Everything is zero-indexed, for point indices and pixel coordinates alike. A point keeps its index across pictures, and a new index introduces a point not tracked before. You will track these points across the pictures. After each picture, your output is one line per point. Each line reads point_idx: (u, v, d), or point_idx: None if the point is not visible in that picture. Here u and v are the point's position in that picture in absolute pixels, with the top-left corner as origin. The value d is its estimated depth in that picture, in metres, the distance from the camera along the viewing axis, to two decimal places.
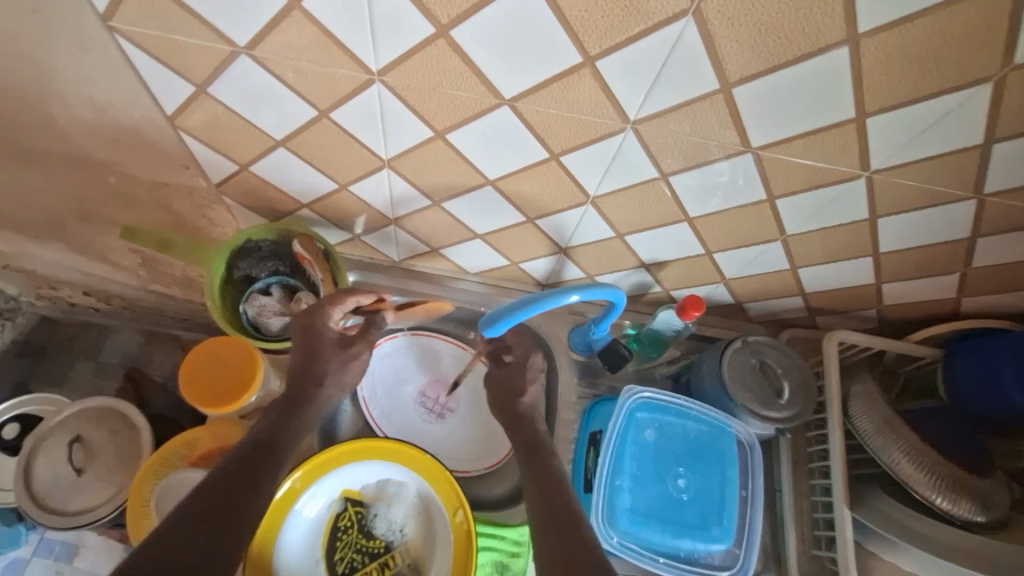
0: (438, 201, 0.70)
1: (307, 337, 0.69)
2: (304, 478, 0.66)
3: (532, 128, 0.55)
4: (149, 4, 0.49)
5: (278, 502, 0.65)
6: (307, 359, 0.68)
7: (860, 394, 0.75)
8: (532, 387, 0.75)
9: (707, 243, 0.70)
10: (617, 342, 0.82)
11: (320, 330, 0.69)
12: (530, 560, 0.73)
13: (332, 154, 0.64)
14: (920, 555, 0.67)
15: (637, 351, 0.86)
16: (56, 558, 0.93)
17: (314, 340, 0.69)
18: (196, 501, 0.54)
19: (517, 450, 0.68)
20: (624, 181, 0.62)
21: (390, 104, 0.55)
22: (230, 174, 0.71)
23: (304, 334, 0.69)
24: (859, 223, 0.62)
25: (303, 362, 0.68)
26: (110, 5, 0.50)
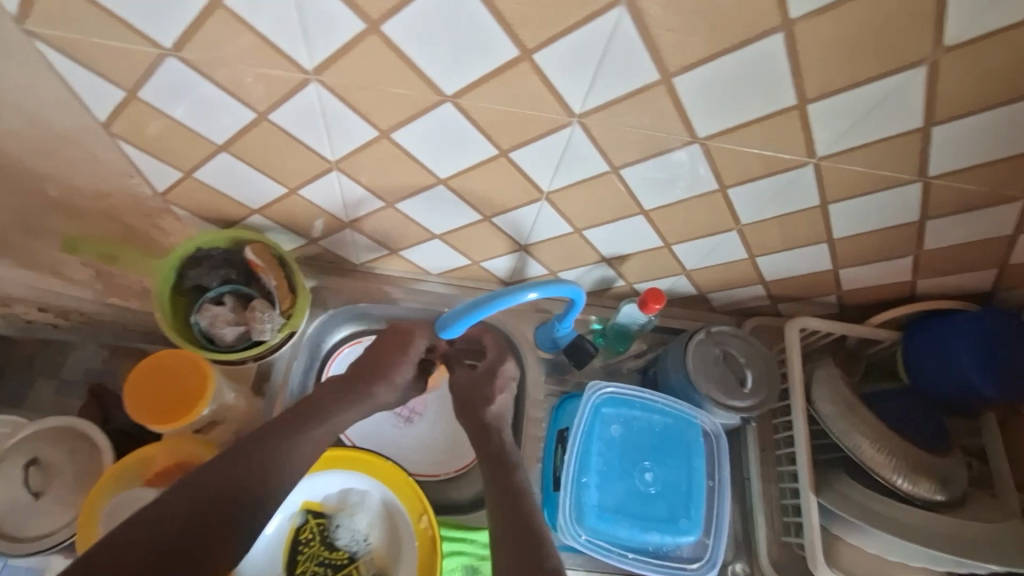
0: (392, 201, 0.68)
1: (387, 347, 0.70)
2: None
3: (478, 125, 0.55)
4: (66, 6, 0.47)
5: None
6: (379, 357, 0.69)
7: (822, 378, 0.75)
8: (501, 395, 0.73)
9: (665, 235, 0.70)
10: (583, 337, 0.81)
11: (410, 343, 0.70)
12: None
13: (278, 157, 0.62)
14: (885, 539, 0.68)
15: (603, 345, 0.86)
16: None
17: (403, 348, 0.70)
18: (173, 507, 0.52)
19: (481, 461, 0.67)
20: (577, 176, 0.61)
21: (330, 104, 0.54)
22: (175, 181, 0.69)
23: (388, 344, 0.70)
24: (811, 211, 0.63)
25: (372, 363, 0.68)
26: (23, 7, 0.47)
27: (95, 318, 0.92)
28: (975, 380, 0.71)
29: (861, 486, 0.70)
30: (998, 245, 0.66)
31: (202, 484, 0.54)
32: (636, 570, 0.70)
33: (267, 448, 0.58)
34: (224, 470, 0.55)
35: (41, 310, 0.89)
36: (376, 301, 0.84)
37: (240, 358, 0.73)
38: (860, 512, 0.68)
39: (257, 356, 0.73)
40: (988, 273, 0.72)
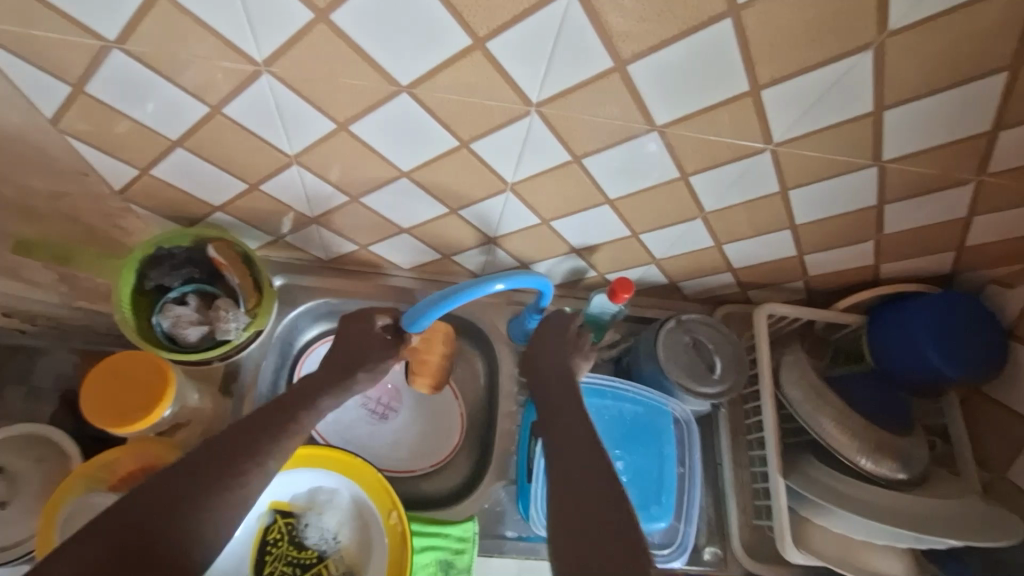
0: (356, 196, 0.68)
1: (356, 338, 0.68)
2: None
3: (436, 115, 0.54)
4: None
5: None
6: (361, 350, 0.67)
7: (791, 363, 0.76)
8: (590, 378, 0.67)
9: (631, 224, 0.70)
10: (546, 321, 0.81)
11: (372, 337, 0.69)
12: (475, 556, 0.71)
13: (235, 152, 0.61)
14: (850, 519, 0.69)
15: None
16: None
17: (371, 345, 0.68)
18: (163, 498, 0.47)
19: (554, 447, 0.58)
20: (541, 166, 0.61)
21: (285, 96, 0.53)
22: (132, 179, 0.67)
23: (357, 342, 0.68)
24: (773, 197, 0.63)
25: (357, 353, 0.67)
26: None
27: (63, 323, 0.88)
28: (936, 361, 0.73)
29: (825, 468, 0.71)
30: (952, 227, 0.67)
31: (158, 495, 0.47)
32: None
33: (200, 472, 0.49)
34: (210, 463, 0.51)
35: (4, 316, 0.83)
36: (347, 298, 0.84)
37: (206, 359, 0.72)
38: (824, 492, 0.69)
39: (223, 356, 0.72)
40: (945, 255, 0.73)
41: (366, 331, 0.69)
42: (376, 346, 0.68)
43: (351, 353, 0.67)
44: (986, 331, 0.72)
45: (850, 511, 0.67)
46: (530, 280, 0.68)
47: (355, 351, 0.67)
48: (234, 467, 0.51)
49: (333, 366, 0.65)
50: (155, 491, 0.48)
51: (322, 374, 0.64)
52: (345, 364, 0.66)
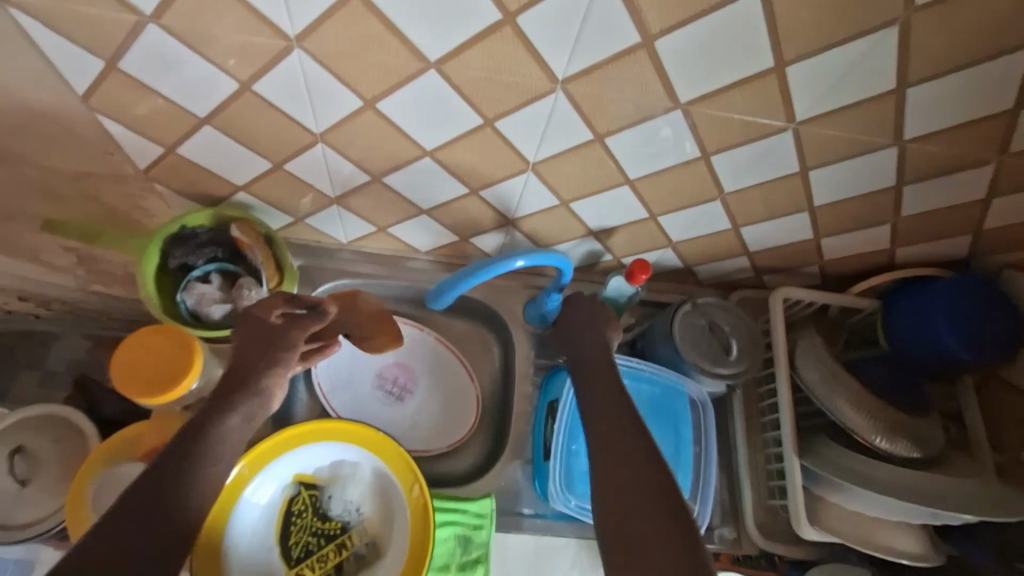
0: (378, 175, 0.68)
1: (253, 339, 0.63)
2: (253, 465, 0.64)
3: (462, 92, 0.55)
4: None
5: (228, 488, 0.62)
6: (263, 340, 0.63)
7: (806, 347, 0.77)
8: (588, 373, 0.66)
9: (650, 205, 0.70)
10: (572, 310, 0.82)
11: (263, 325, 0.64)
12: (493, 532, 0.72)
13: (260, 129, 0.62)
14: (863, 495, 0.69)
15: None
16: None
17: (267, 339, 0.63)
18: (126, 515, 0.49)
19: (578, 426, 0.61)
20: (562, 146, 0.62)
21: (313, 72, 0.54)
22: (157, 158, 0.68)
23: (255, 343, 0.63)
24: (792, 177, 0.64)
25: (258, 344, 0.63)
26: None
27: (79, 307, 0.88)
28: (950, 344, 0.73)
29: (843, 449, 0.71)
30: (969, 210, 0.68)
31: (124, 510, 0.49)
32: None
33: (165, 488, 0.51)
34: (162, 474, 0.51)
35: (22, 299, 0.84)
36: (365, 280, 0.85)
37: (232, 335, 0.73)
38: (841, 472, 0.69)
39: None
40: (961, 239, 0.74)
41: (256, 328, 0.64)
42: (272, 340, 0.63)
43: (240, 358, 0.61)
44: (1001, 314, 0.73)
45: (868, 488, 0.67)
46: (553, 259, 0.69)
47: (250, 353, 0.62)
48: (192, 478, 0.52)
49: (224, 381, 0.59)
50: (118, 518, 0.48)
51: (215, 394, 0.58)
52: (241, 373, 0.60)
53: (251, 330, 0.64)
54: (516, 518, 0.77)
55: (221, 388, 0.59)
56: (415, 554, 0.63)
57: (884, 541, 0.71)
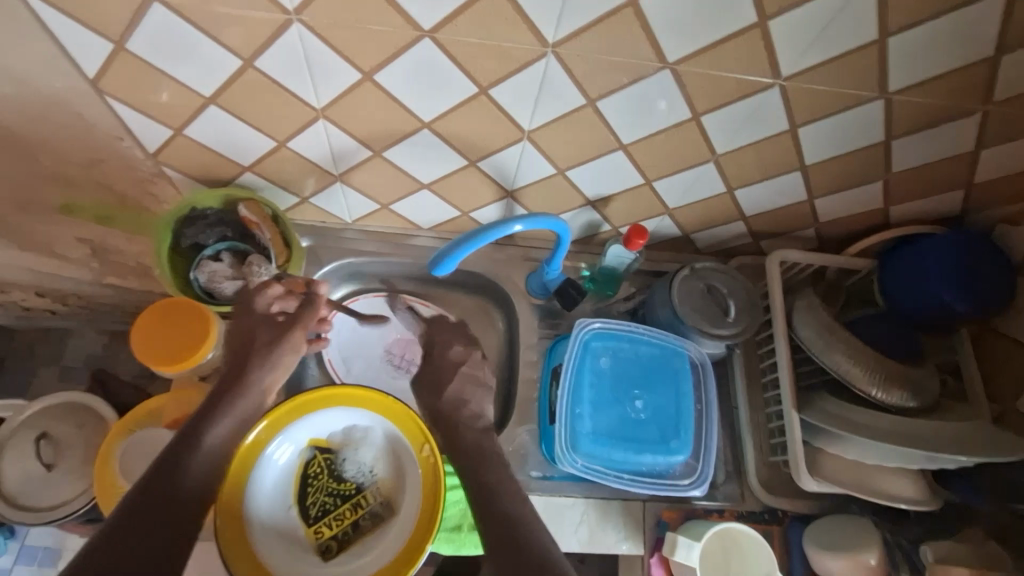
0: (378, 149, 0.70)
1: (246, 330, 0.67)
2: (270, 429, 0.67)
3: (455, 59, 0.57)
4: None
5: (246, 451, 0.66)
6: (249, 333, 0.67)
7: (804, 307, 0.78)
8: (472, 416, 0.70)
9: (645, 170, 0.72)
10: (571, 281, 0.84)
11: (257, 315, 0.68)
12: None
13: (263, 106, 0.64)
14: (863, 444, 0.71)
15: (592, 290, 0.89)
16: (41, 565, 0.83)
17: (257, 328, 0.67)
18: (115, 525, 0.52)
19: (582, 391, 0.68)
20: (555, 112, 0.63)
21: (313, 46, 0.56)
22: (165, 141, 0.70)
23: (246, 335, 0.67)
24: (782, 135, 0.65)
25: (242, 341, 0.66)
26: None
27: (95, 303, 0.90)
28: (946, 297, 0.75)
29: (837, 400, 0.74)
30: (960, 163, 0.69)
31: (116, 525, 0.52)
32: (631, 489, 0.74)
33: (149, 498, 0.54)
34: (148, 486, 0.55)
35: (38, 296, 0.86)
36: (370, 259, 0.87)
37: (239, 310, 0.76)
38: (839, 423, 0.71)
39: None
40: (955, 194, 0.75)
41: (255, 329, 0.67)
42: (269, 344, 0.66)
43: (238, 358, 0.65)
44: (994, 265, 0.74)
45: (867, 436, 0.69)
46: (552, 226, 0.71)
47: (243, 348, 0.66)
48: (174, 484, 0.56)
49: (221, 378, 0.64)
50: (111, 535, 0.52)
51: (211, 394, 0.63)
52: (234, 369, 0.64)
53: (251, 328, 0.67)
54: (524, 480, 0.79)
55: (216, 389, 0.63)
56: (426, 518, 0.65)
57: (884, 487, 0.73)
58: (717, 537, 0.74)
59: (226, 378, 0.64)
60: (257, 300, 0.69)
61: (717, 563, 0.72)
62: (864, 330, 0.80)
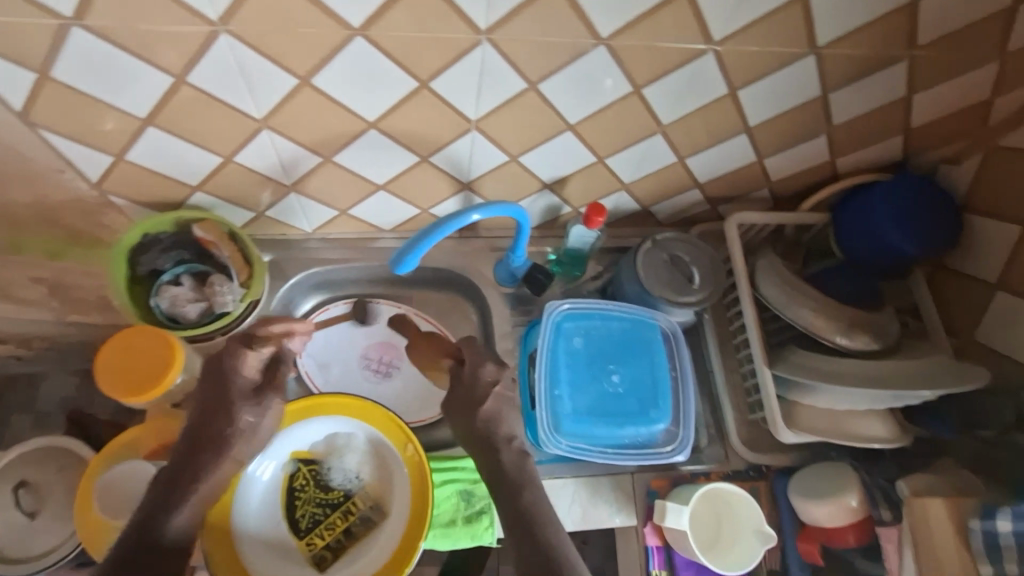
0: (328, 155, 0.70)
1: (217, 392, 0.63)
2: None
3: (391, 55, 0.56)
4: None
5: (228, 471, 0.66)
6: (220, 395, 0.63)
7: (766, 267, 0.79)
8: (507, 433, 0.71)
9: (596, 149, 0.73)
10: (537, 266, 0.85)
11: (233, 376, 0.64)
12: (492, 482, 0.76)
13: (204, 122, 0.63)
14: (832, 390, 0.73)
15: (560, 273, 0.90)
16: None
17: (232, 391, 0.64)
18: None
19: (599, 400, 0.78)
20: (499, 99, 0.64)
21: (243, 55, 0.55)
22: (107, 169, 0.68)
23: (218, 396, 0.63)
24: (724, 99, 0.67)
25: (215, 404, 0.63)
26: None
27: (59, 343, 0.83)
28: (900, 241, 0.77)
29: (808, 352, 0.75)
30: (896, 110, 0.71)
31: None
32: (616, 461, 0.76)
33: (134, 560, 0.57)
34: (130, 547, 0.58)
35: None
36: (334, 266, 0.86)
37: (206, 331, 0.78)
38: (808, 372, 0.73)
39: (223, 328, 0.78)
40: (896, 140, 0.77)
41: (228, 415, 0.63)
42: (246, 426, 0.64)
43: (207, 438, 0.62)
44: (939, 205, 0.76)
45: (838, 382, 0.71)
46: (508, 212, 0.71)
47: (216, 411, 0.63)
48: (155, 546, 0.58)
49: (194, 439, 0.62)
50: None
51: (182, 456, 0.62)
52: (208, 434, 0.62)
53: (222, 407, 0.63)
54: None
55: (187, 454, 0.62)
56: (417, 519, 0.65)
57: (856, 430, 0.76)
58: (704, 496, 0.77)
59: (189, 452, 0.62)
60: (230, 371, 0.64)
61: (701, 520, 0.76)
62: (826, 282, 0.81)
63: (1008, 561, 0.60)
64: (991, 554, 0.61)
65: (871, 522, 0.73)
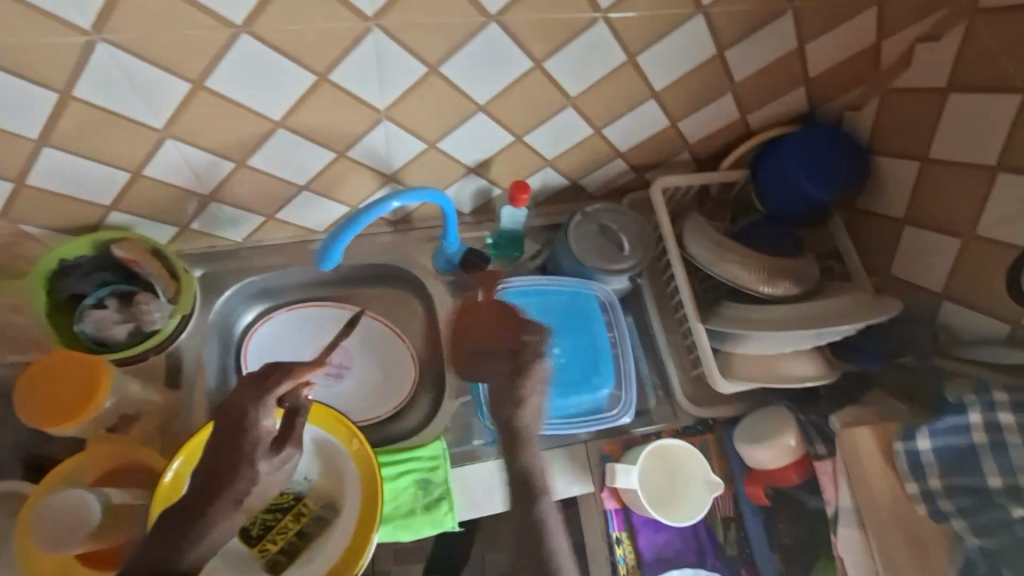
0: (240, 159, 0.70)
1: (229, 442, 0.48)
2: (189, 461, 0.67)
3: (281, 49, 0.59)
4: None
5: (167, 490, 0.65)
6: (229, 448, 0.48)
7: (690, 227, 0.82)
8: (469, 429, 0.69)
9: (512, 128, 0.75)
10: (473, 250, 0.86)
11: (251, 428, 0.49)
12: (450, 469, 0.77)
13: (105, 135, 0.63)
14: (761, 339, 0.76)
15: (498, 256, 0.90)
16: None
17: (246, 445, 0.48)
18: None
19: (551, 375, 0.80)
20: (405, 84, 0.66)
21: (124, 62, 0.57)
22: (7, 195, 0.66)
23: (223, 451, 0.48)
24: (621, 67, 0.71)
25: (223, 460, 0.47)
26: None
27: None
28: (813, 190, 0.81)
29: (739, 305, 0.78)
30: (789, 61, 0.76)
31: None
32: (567, 432, 0.78)
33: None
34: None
35: None
36: (267, 272, 0.85)
37: (135, 354, 0.74)
38: (739, 323, 0.75)
39: (154, 347, 0.75)
40: (796, 91, 0.81)
41: (241, 471, 0.47)
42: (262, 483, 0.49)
43: (212, 497, 0.46)
44: (834, 150, 0.81)
45: (760, 331, 0.74)
46: (432, 199, 0.72)
47: (220, 472, 0.47)
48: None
49: (183, 507, 0.46)
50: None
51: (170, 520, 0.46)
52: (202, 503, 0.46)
53: (233, 468, 0.47)
54: (470, 449, 0.81)
55: (176, 522, 0.45)
56: (368, 509, 0.66)
57: (790, 373, 0.79)
58: (653, 451, 0.79)
59: (188, 514, 0.46)
60: (247, 419, 0.49)
61: (654, 473, 0.79)
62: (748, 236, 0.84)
63: (928, 475, 0.69)
64: (916, 472, 0.70)
65: (810, 458, 0.78)
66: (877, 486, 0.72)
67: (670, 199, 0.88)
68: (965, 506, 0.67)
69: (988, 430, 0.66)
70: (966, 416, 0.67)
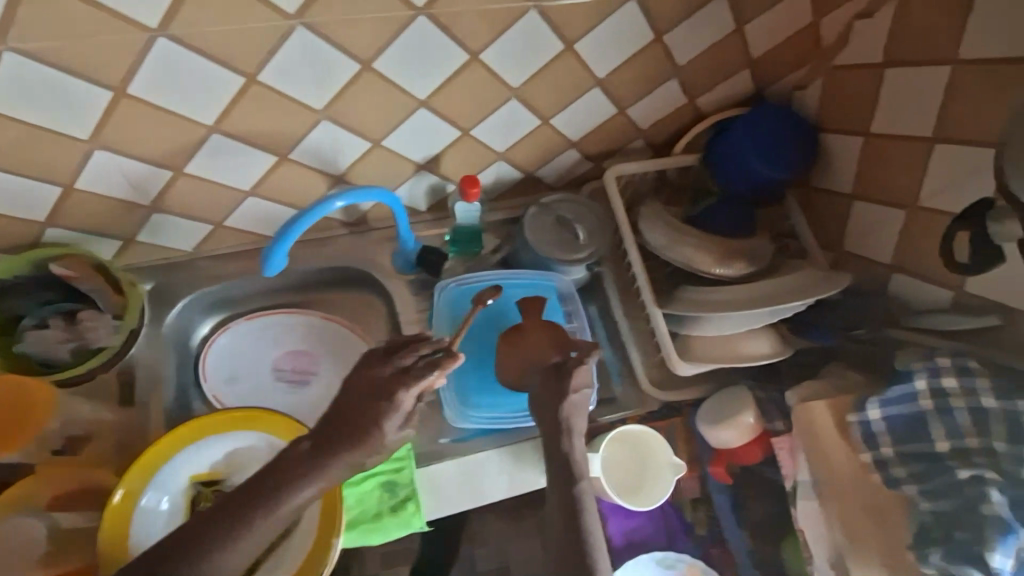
0: (378, 139, 0.85)
1: (353, 419, 0.65)
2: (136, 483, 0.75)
3: (445, 29, 0.74)
4: (62, 13, 0.61)
5: (117, 509, 0.73)
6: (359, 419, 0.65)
7: (647, 213, 0.92)
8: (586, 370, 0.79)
9: (620, 100, 0.92)
10: (428, 249, 0.96)
11: (393, 400, 0.66)
12: (414, 469, 0.81)
13: (276, 113, 0.77)
14: (719, 318, 0.87)
15: (458, 252, 0.99)
16: None
17: (383, 414, 0.65)
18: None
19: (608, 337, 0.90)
20: (536, 64, 0.83)
21: (314, 44, 0.71)
22: (165, 185, 0.81)
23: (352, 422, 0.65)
24: (728, 34, 0.89)
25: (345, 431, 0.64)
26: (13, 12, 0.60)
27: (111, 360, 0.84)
28: (764, 171, 0.94)
29: (692, 288, 0.89)
30: None
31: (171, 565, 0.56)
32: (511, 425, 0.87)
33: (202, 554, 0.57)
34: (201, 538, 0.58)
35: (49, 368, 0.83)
36: (332, 256, 0.98)
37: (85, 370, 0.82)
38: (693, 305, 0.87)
39: (104, 361, 0.83)
40: (801, 72, 0.96)
41: (368, 439, 0.64)
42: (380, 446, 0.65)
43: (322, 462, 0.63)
44: (798, 128, 0.95)
45: (718, 307, 0.85)
46: (380, 197, 0.82)
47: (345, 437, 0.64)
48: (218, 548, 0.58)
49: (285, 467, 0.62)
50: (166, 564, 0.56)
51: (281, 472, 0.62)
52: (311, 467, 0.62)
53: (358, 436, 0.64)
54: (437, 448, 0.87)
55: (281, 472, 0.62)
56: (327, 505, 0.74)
57: (744, 348, 0.90)
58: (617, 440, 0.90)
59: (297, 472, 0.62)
60: (392, 393, 0.66)
61: (620, 462, 0.89)
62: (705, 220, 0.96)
63: (880, 443, 0.78)
64: (868, 441, 0.79)
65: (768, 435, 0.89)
66: (834, 456, 0.80)
67: (627, 185, 1.01)
68: (916, 472, 0.75)
69: (934, 396, 0.75)
70: (914, 384, 0.76)
